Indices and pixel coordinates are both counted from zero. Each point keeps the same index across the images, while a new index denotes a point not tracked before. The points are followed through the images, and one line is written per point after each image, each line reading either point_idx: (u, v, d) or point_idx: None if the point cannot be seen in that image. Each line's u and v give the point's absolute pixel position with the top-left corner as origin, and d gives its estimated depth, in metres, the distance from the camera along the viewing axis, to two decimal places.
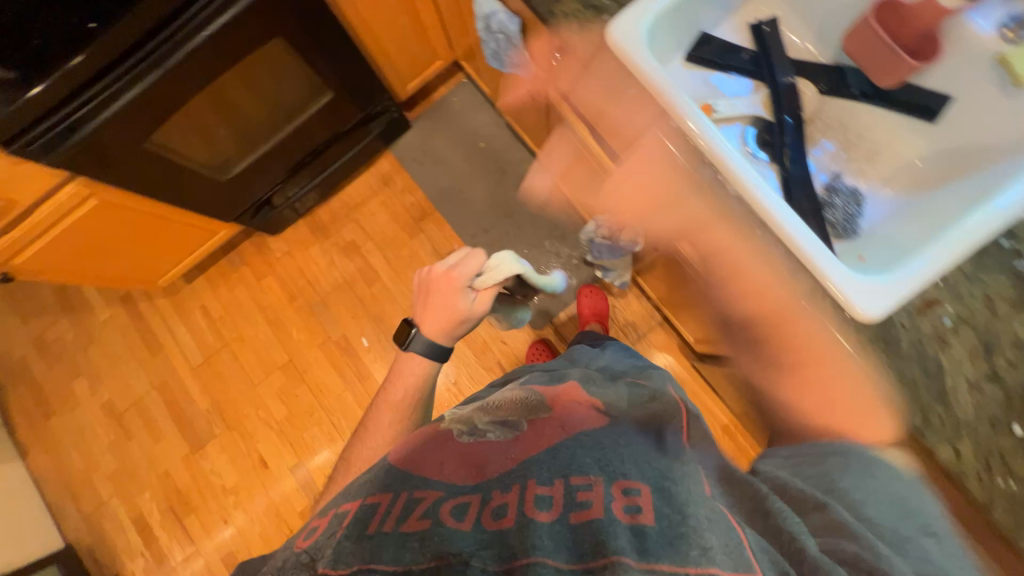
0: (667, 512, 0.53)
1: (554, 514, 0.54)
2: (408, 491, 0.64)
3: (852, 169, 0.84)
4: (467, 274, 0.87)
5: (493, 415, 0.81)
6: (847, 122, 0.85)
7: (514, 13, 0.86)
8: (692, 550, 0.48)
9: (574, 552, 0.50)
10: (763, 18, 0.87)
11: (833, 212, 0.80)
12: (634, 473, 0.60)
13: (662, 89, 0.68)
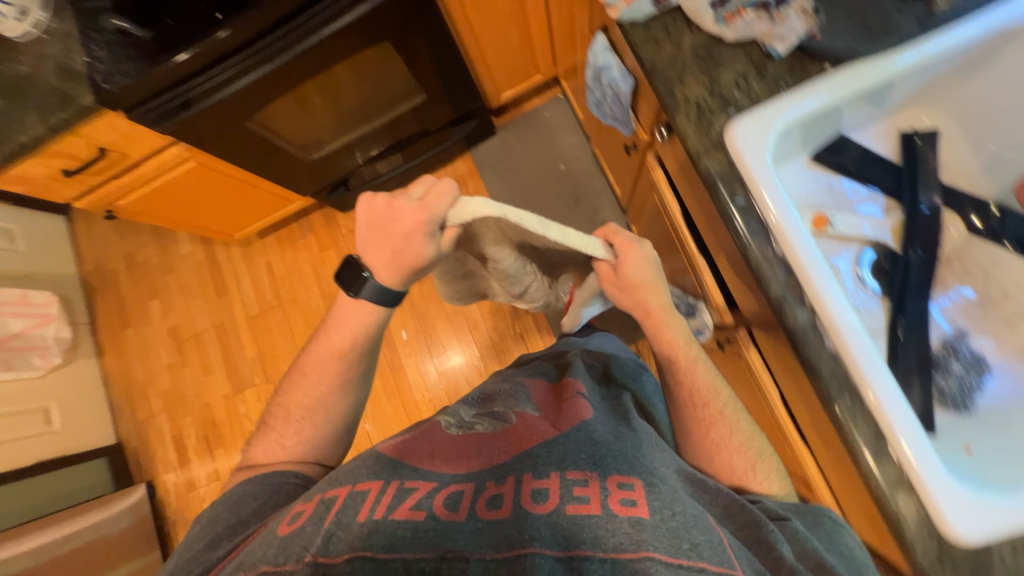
0: (664, 510, 0.52)
1: (553, 504, 0.51)
2: (398, 479, 0.57)
3: (984, 330, 0.70)
4: (438, 216, 0.63)
5: (480, 410, 0.75)
6: (993, 273, 0.71)
7: (628, 72, 0.78)
8: (685, 545, 0.49)
9: (570, 547, 0.47)
10: (919, 129, 0.74)
11: (945, 379, 0.68)
12: (625, 464, 0.57)
13: (774, 212, 0.60)
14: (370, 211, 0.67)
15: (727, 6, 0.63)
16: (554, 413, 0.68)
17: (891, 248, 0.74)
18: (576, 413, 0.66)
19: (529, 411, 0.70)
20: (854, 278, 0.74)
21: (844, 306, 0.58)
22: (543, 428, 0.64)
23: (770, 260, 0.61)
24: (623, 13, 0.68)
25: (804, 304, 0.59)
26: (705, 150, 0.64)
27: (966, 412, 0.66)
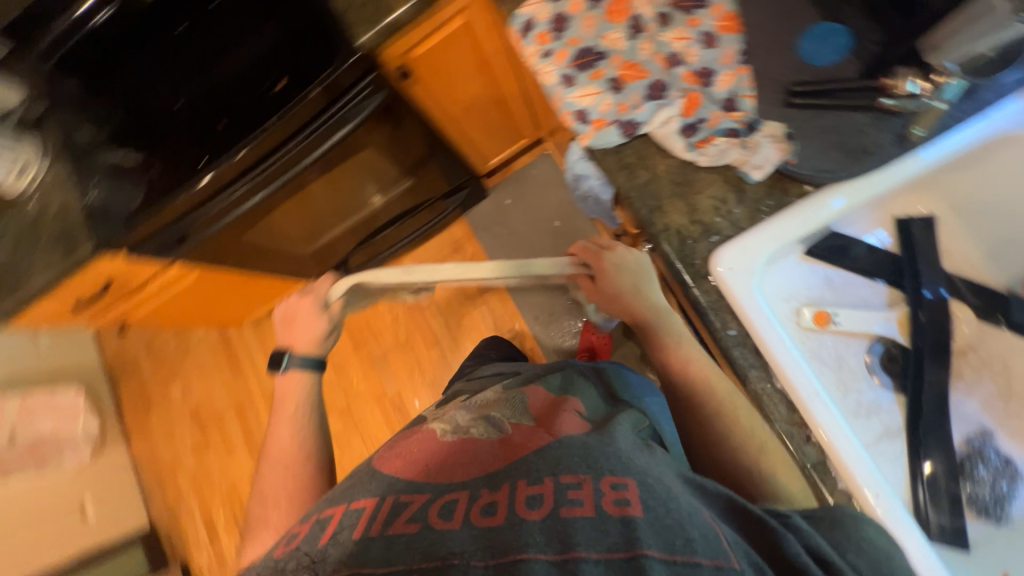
0: (661, 506, 0.42)
1: (542, 509, 0.42)
2: (394, 494, 0.48)
3: (1008, 427, 0.68)
4: (321, 290, 0.87)
5: (474, 411, 0.64)
6: (1008, 365, 0.69)
7: (608, 183, 0.77)
8: (678, 540, 0.39)
9: (562, 549, 0.37)
10: (914, 215, 0.72)
11: (974, 487, 0.65)
12: (618, 461, 0.46)
13: (769, 346, 0.59)
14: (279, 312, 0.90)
15: (698, 132, 0.62)
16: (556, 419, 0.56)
17: (898, 342, 0.71)
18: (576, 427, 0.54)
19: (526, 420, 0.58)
20: (865, 377, 0.71)
21: (851, 441, 0.57)
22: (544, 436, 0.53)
23: (771, 395, 0.59)
24: (594, 141, 0.67)
25: (810, 440, 0.58)
26: (692, 282, 0.62)
27: (998, 522, 0.63)
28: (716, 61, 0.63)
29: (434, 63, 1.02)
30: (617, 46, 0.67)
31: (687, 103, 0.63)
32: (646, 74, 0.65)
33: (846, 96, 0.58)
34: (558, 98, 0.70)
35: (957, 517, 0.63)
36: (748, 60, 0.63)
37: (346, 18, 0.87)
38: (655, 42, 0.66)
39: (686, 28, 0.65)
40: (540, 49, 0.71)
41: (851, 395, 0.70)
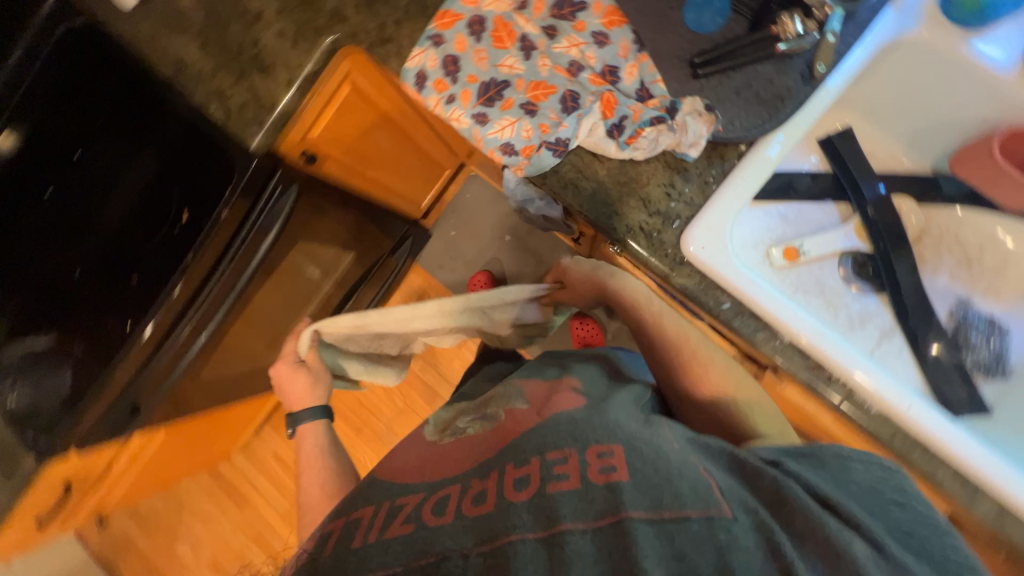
0: (654, 469, 0.48)
1: (531, 489, 0.50)
2: (390, 500, 0.59)
3: (980, 289, 0.73)
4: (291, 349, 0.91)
5: (473, 413, 0.77)
6: (959, 236, 0.74)
7: (554, 200, 0.76)
8: (666, 497, 0.45)
9: (551, 524, 0.45)
10: (832, 131, 0.76)
11: (975, 354, 0.70)
12: (603, 432, 0.54)
13: (766, 306, 0.61)
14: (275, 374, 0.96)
15: (625, 129, 0.62)
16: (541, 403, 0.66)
17: (864, 253, 0.76)
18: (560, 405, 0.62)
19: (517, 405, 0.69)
20: (845, 291, 0.76)
21: (871, 368, 0.59)
22: (528, 419, 0.62)
23: (785, 351, 0.62)
24: (530, 169, 0.66)
25: (833, 377, 0.61)
26: (670, 270, 0.63)
27: (1007, 376, 0.68)
28: (615, 57, 0.63)
29: (335, 137, 0.96)
30: (515, 72, 0.67)
31: (604, 105, 0.63)
32: (553, 90, 0.65)
33: (739, 54, 0.60)
34: (478, 138, 0.68)
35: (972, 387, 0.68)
36: (644, 47, 0.63)
37: (224, 126, 0.78)
38: (550, 56, 0.66)
39: (574, 34, 0.65)
40: (441, 97, 0.69)
41: (840, 312, 0.74)
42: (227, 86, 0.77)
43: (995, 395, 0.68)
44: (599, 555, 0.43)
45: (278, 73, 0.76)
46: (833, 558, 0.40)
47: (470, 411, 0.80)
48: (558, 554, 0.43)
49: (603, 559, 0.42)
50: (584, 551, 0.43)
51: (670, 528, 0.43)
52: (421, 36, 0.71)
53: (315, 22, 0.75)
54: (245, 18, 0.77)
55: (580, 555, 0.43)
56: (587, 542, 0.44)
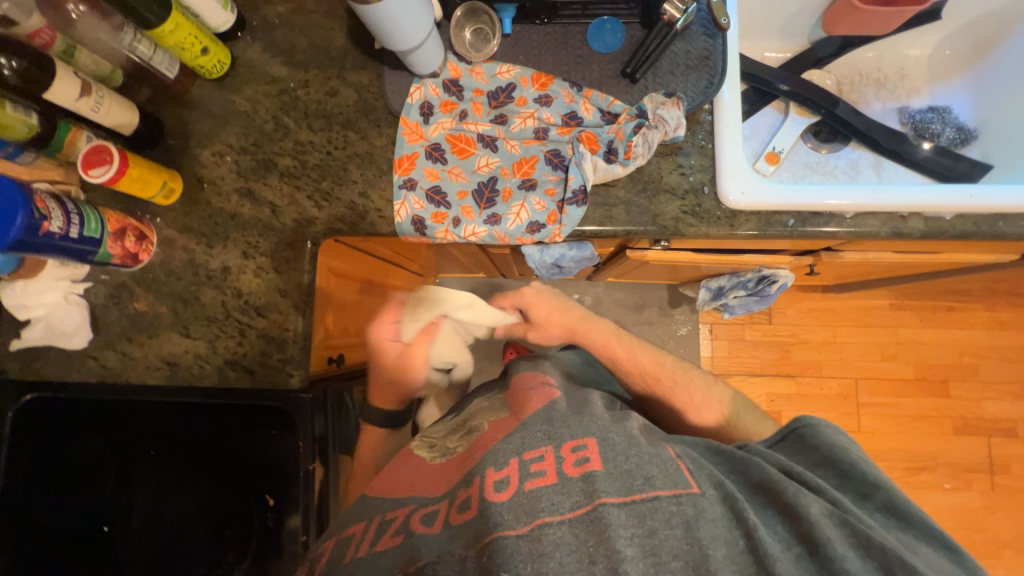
0: (626, 458, 0.50)
1: (509, 491, 0.48)
2: (379, 513, 0.55)
3: (904, 92, 0.89)
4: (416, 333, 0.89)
5: (461, 429, 0.70)
6: (861, 71, 0.90)
7: (581, 240, 0.78)
8: (636, 480, 0.48)
9: (529, 518, 0.45)
10: None
11: (944, 135, 0.85)
12: (577, 428, 0.54)
13: (818, 199, 0.67)
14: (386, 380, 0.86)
15: (618, 149, 0.67)
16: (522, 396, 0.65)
17: (814, 122, 0.87)
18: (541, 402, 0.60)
19: (503, 413, 0.64)
20: (825, 157, 0.87)
21: (923, 189, 0.66)
22: (507, 424, 0.59)
23: (858, 221, 0.68)
24: (566, 229, 0.68)
25: (906, 215, 0.68)
26: (731, 226, 0.68)
27: (978, 135, 0.84)
28: (567, 105, 0.70)
29: (341, 327, 0.90)
30: (494, 165, 0.70)
31: (587, 143, 0.68)
32: (536, 159, 0.69)
33: (650, 47, 0.68)
34: (502, 236, 0.69)
35: (969, 158, 0.82)
36: (580, 87, 0.70)
37: (259, 386, 0.71)
38: (513, 137, 0.70)
39: (522, 110, 0.70)
40: (447, 225, 0.69)
41: (838, 173, 0.86)
42: (236, 349, 0.72)
43: (982, 153, 0.83)
44: (578, 548, 0.43)
45: (280, 304, 0.73)
46: (806, 526, 0.45)
47: (457, 428, 0.73)
48: (537, 548, 0.43)
49: (581, 550, 0.43)
50: (561, 540, 0.44)
51: (640, 508, 0.46)
52: (393, 190, 0.72)
53: (287, 239, 0.74)
54: (214, 279, 0.74)
55: (556, 547, 0.43)
56: (566, 533, 0.44)
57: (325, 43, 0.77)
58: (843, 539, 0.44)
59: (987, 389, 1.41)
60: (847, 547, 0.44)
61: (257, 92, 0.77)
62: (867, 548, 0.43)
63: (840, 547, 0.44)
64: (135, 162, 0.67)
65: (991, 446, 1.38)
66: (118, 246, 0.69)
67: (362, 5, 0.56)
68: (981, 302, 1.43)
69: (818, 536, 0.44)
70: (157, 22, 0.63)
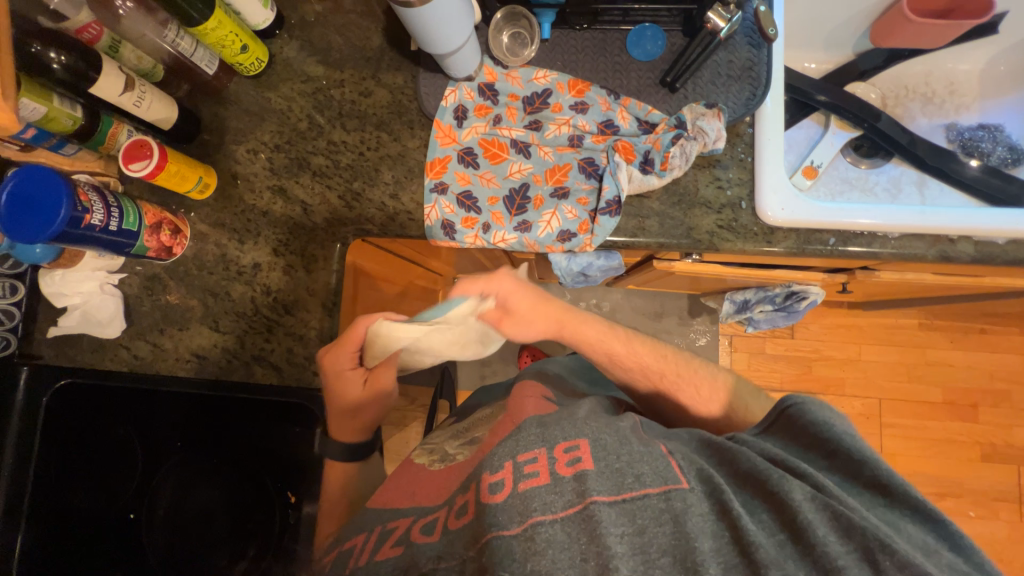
0: (617, 456, 0.46)
1: (506, 492, 0.44)
2: (381, 523, 0.55)
3: (952, 109, 0.86)
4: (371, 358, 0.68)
5: (463, 437, 0.70)
6: (907, 85, 0.87)
7: (610, 250, 0.76)
8: (627, 478, 0.45)
9: (522, 518, 0.42)
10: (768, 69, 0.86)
11: (993, 155, 0.82)
12: (569, 428, 0.50)
13: (860, 219, 0.64)
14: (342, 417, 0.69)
15: (654, 160, 0.66)
16: (518, 400, 0.65)
17: (855, 137, 0.85)
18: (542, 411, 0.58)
19: (502, 418, 0.64)
20: (865, 173, 0.85)
21: (971, 213, 0.64)
22: (502, 433, 0.58)
23: (903, 243, 0.65)
24: (597, 239, 0.67)
25: (955, 238, 0.65)
26: (768, 242, 0.67)
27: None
28: (603, 113, 0.69)
29: None
30: (527, 172, 0.69)
31: (623, 152, 0.67)
32: (570, 167, 0.69)
33: (692, 56, 0.66)
34: (531, 243, 0.68)
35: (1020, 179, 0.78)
36: (618, 95, 0.69)
37: (284, 383, 0.72)
38: (547, 143, 0.69)
39: (557, 116, 0.70)
40: (477, 231, 0.69)
41: (878, 190, 0.84)
42: (264, 345, 0.73)
43: None
44: (571, 548, 0.41)
45: (308, 302, 0.74)
46: (791, 515, 0.43)
47: (459, 435, 0.72)
48: (530, 547, 0.41)
49: (574, 548, 0.41)
50: (554, 540, 0.41)
51: (631, 507, 0.43)
52: (424, 194, 0.71)
53: (317, 238, 0.75)
54: (244, 275, 0.74)
55: (548, 547, 0.40)
56: (559, 533, 0.41)
57: (360, 43, 0.77)
58: (830, 526, 0.42)
59: (1019, 417, 1.36)
60: (833, 532, 0.42)
61: (292, 90, 0.77)
62: (852, 533, 0.41)
63: (826, 533, 0.41)
64: (173, 157, 0.68)
65: (1020, 475, 1.33)
66: (153, 239, 0.70)
67: (405, 8, 0.55)
68: (1017, 326, 1.38)
69: (805, 523, 0.42)
70: (200, 20, 0.63)
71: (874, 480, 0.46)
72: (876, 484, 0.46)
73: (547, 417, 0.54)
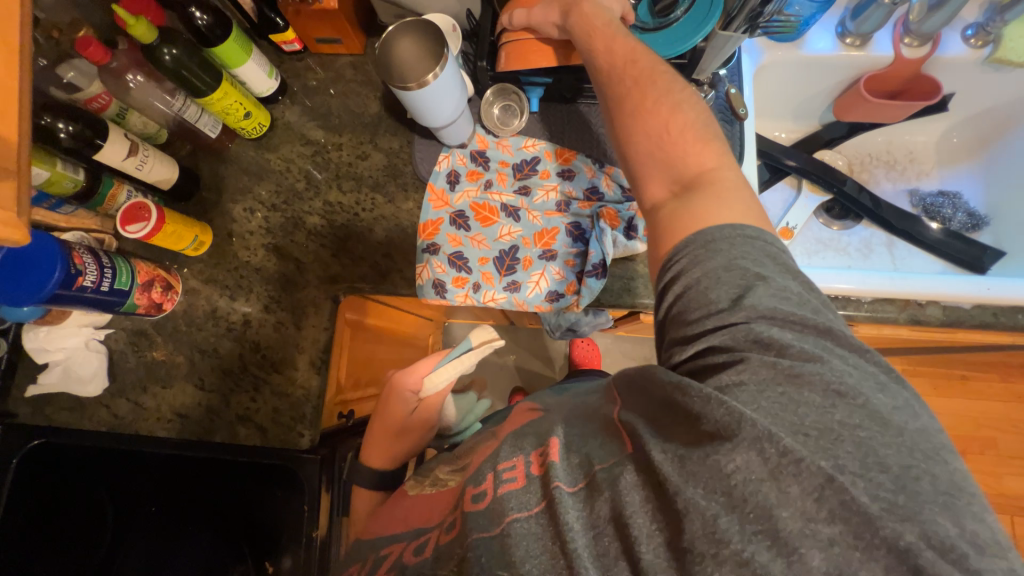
0: (579, 447, 0.47)
1: (487, 499, 0.47)
2: (377, 551, 0.57)
3: (914, 176, 0.93)
4: (412, 399, 0.75)
5: (453, 461, 0.66)
6: (870, 153, 0.94)
7: (599, 308, 0.78)
8: (579, 463, 0.45)
9: (500, 519, 0.44)
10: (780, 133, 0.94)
11: (955, 222, 0.88)
12: (547, 436, 0.51)
13: (835, 284, 0.68)
14: (383, 443, 0.76)
15: (637, 226, 0.70)
16: (512, 419, 0.66)
17: (826, 200, 0.89)
18: (525, 420, 0.62)
19: (492, 441, 0.62)
20: (837, 234, 0.89)
21: (937, 279, 0.67)
22: (481, 458, 0.58)
23: (875, 307, 0.69)
24: (585, 300, 0.69)
25: (924, 303, 0.69)
26: None
27: (989, 222, 0.86)
28: (589, 180, 0.73)
29: (353, 381, 0.91)
30: (516, 234, 0.72)
31: (608, 218, 0.70)
32: (558, 231, 0.71)
33: None
34: (520, 303, 0.70)
35: (985, 246, 0.83)
36: (602, 164, 0.74)
37: (268, 445, 0.71)
38: (536, 207, 0.73)
39: (545, 182, 0.74)
40: (467, 290, 0.70)
41: (851, 250, 0.88)
42: (249, 404, 0.72)
43: (995, 239, 0.85)
44: (542, 539, 0.42)
45: (296, 360, 0.73)
46: (696, 424, 0.39)
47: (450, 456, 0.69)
48: (505, 543, 0.42)
49: (545, 542, 0.41)
50: (528, 533, 0.42)
51: (588, 493, 0.43)
52: (417, 253, 0.73)
53: (309, 296, 0.75)
54: (234, 330, 0.75)
55: (522, 538, 0.42)
56: (533, 525, 0.43)
57: (359, 109, 0.81)
58: (726, 416, 0.37)
59: (1004, 464, 1.36)
60: (724, 418, 0.37)
61: (292, 152, 0.80)
62: (743, 423, 0.36)
63: (715, 418, 0.37)
64: (170, 218, 0.69)
65: (1015, 526, 1.32)
66: (144, 296, 0.70)
67: (404, 91, 0.60)
68: (996, 373, 1.38)
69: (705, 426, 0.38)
70: (208, 91, 0.67)
71: (807, 356, 0.40)
72: (815, 358, 0.39)
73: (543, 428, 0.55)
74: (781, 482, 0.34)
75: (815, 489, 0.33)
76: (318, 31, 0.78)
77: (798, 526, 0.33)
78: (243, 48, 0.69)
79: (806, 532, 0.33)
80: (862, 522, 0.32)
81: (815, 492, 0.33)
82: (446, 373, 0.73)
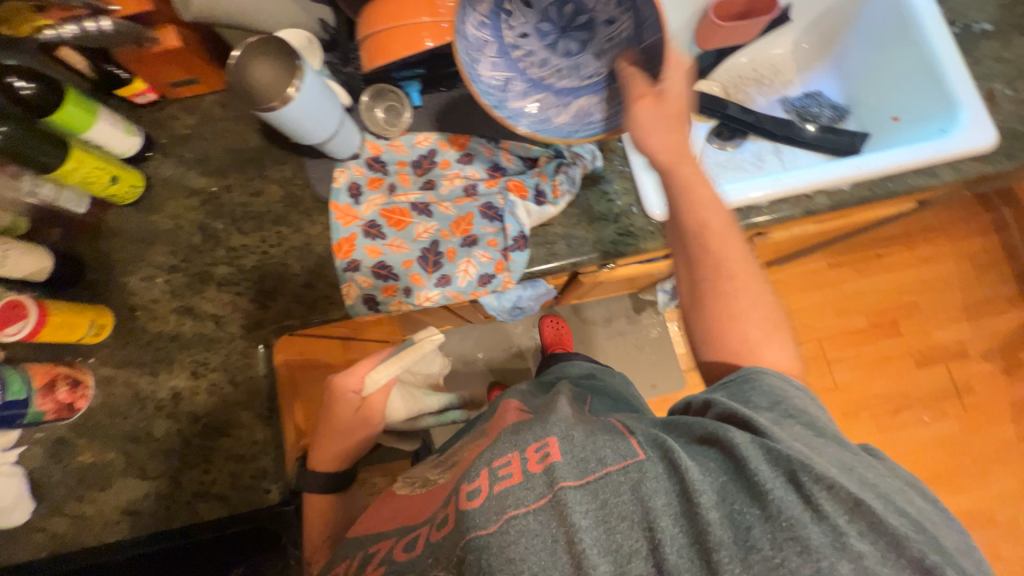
0: (582, 445, 0.43)
1: (482, 496, 0.42)
2: (365, 546, 0.56)
3: (782, 85, 1.01)
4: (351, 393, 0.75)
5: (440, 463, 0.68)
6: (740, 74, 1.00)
7: (532, 281, 0.79)
8: (589, 461, 0.42)
9: (498, 516, 0.40)
10: None
11: (824, 119, 0.97)
12: (540, 428, 0.46)
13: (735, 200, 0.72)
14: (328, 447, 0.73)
15: (545, 192, 0.71)
16: (500, 421, 0.65)
17: (714, 125, 0.95)
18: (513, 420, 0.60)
19: (484, 437, 0.63)
20: (732, 153, 0.95)
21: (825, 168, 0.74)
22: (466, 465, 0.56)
23: (774, 207, 0.74)
24: (515, 274, 0.70)
25: (812, 194, 0.74)
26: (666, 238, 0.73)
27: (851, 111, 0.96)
28: (489, 159, 0.74)
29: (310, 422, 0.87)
30: (433, 230, 0.71)
31: (515, 191, 0.71)
32: (471, 215, 0.71)
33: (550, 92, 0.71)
34: (455, 294, 0.70)
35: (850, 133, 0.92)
36: (497, 139, 0.75)
37: (236, 511, 0.67)
38: (445, 198, 0.72)
39: (447, 172, 0.74)
40: (400, 296, 0.70)
41: (746, 165, 0.94)
42: (203, 478, 0.68)
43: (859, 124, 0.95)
44: (543, 534, 0.39)
45: (243, 417, 0.69)
46: (732, 459, 0.42)
47: (439, 461, 0.71)
48: (507, 545, 0.39)
49: (549, 537, 0.39)
50: (528, 530, 0.39)
51: (600, 488, 0.40)
52: (338, 275, 0.71)
53: (238, 349, 0.71)
54: (165, 408, 0.69)
55: (522, 537, 0.39)
56: (533, 523, 0.39)
57: (239, 146, 0.77)
58: (772, 471, 0.40)
59: (932, 321, 1.52)
60: (765, 461, 0.41)
61: (178, 207, 0.75)
62: (778, 459, 0.41)
63: (759, 465, 0.40)
64: (55, 308, 0.63)
65: (950, 372, 1.48)
66: (49, 400, 0.64)
67: (267, 112, 0.58)
68: (900, 246, 1.55)
69: (741, 458, 0.41)
70: (55, 163, 0.61)
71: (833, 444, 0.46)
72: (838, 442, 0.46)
73: (526, 423, 0.51)
74: (815, 504, 0.38)
75: (845, 510, 0.38)
76: (171, 74, 0.73)
77: (825, 538, 0.36)
78: (88, 108, 0.64)
79: (835, 544, 0.36)
80: (888, 540, 0.37)
81: (848, 508, 0.38)
82: (382, 372, 0.74)
